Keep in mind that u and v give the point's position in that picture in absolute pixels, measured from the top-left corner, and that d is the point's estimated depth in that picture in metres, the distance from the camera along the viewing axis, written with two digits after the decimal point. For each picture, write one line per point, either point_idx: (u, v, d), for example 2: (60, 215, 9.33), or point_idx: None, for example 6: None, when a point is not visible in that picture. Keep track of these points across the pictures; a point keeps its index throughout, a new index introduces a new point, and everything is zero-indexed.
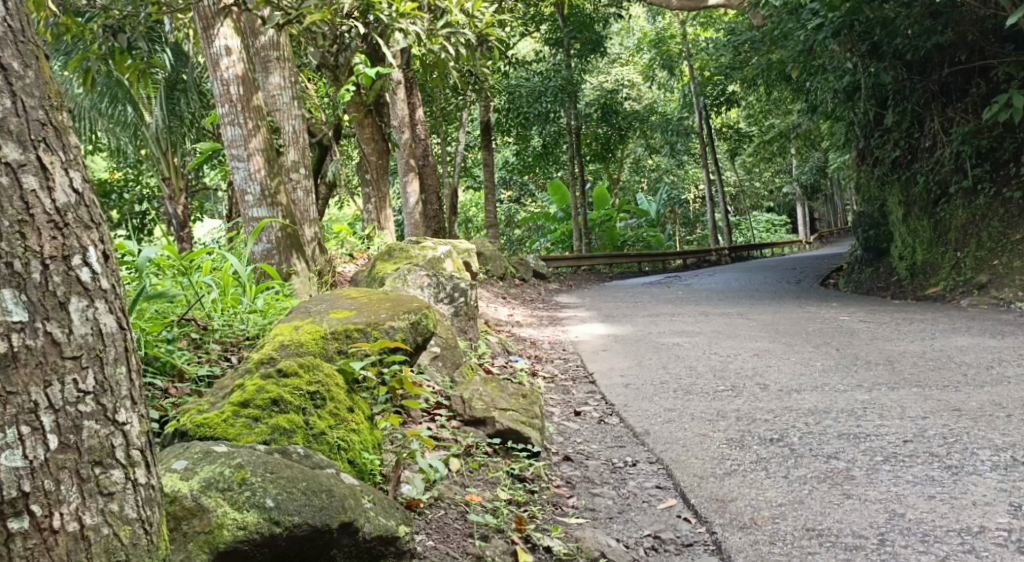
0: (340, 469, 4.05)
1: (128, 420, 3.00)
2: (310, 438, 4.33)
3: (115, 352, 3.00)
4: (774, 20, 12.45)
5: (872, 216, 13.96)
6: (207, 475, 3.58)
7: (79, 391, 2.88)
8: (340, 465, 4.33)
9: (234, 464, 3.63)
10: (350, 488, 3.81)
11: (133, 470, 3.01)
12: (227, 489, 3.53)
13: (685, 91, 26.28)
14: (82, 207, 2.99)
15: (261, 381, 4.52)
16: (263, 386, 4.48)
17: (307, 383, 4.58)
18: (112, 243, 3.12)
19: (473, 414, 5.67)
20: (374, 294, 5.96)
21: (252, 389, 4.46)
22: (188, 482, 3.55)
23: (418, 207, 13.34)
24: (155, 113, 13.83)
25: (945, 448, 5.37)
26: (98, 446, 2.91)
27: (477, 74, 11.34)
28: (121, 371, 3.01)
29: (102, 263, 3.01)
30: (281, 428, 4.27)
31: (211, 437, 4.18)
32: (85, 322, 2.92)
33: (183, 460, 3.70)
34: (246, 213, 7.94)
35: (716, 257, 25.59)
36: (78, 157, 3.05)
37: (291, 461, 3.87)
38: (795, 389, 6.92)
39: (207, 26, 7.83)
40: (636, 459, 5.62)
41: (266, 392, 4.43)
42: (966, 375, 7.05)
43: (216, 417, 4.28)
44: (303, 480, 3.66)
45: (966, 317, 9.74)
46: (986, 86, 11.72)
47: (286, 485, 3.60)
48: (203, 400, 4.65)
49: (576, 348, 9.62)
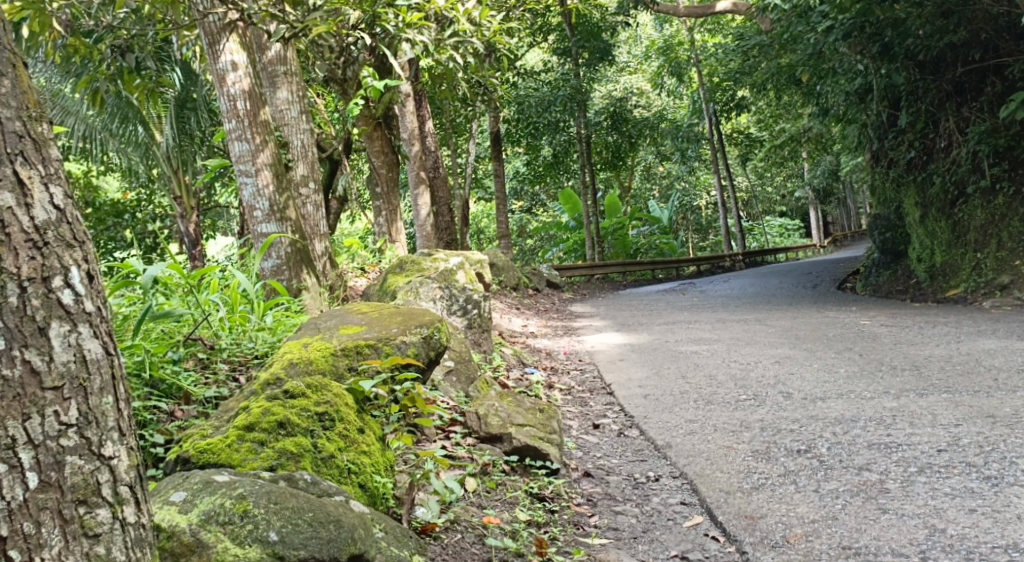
0: (349, 495, 3.94)
1: (115, 454, 2.89)
2: (319, 462, 4.20)
3: (100, 381, 2.88)
4: (783, 24, 12.26)
5: (889, 219, 13.73)
6: (207, 507, 3.44)
7: (60, 424, 2.77)
8: (350, 489, 4.19)
9: (236, 495, 3.49)
10: (361, 517, 3.74)
11: (122, 509, 2.89)
12: (228, 523, 3.39)
13: (694, 98, 26.10)
14: (65, 223, 2.88)
15: (267, 403, 4.39)
16: (269, 408, 4.34)
17: (315, 404, 4.44)
18: (98, 263, 3.01)
19: (489, 430, 5.49)
20: (385, 307, 5.81)
21: (257, 411, 4.32)
22: (187, 515, 3.41)
23: (429, 219, 13.13)
24: (165, 132, 13.75)
25: (981, 457, 5.19)
26: (83, 483, 2.79)
27: (486, 84, 11.18)
28: (108, 402, 2.89)
29: (85, 284, 2.90)
30: (288, 453, 4.14)
31: (214, 464, 4.05)
32: (68, 348, 2.81)
33: (182, 491, 3.55)
34: (255, 230, 7.83)
35: (730, 263, 25.39)
36: (61, 170, 2.94)
37: (298, 489, 3.75)
38: (820, 397, 6.73)
39: (212, 41, 7.69)
40: (659, 474, 5.45)
41: (272, 414, 4.30)
42: (998, 380, 6.84)
43: (221, 442, 4.17)
44: (309, 510, 3.55)
45: (991, 319, 9.53)
46: (1002, 85, 11.51)
47: (291, 516, 3.48)
48: (207, 423, 4.52)
49: (592, 358, 9.45)
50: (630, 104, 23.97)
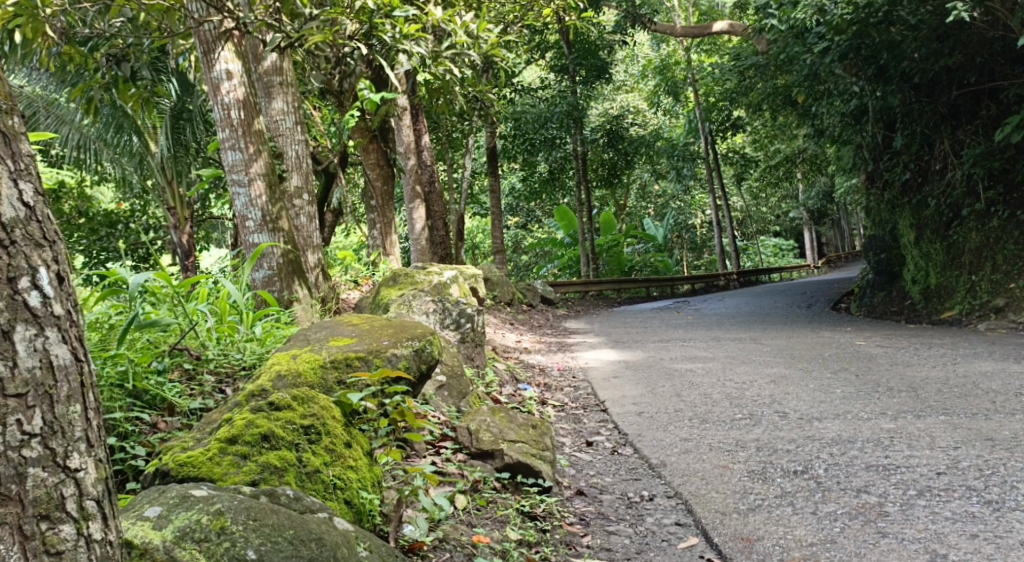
0: (332, 512, 3.88)
1: (82, 466, 2.94)
2: (303, 477, 4.11)
3: (68, 389, 2.94)
4: (780, 45, 12.24)
5: (883, 240, 13.64)
6: (182, 524, 3.38)
7: (23, 433, 2.84)
8: (334, 505, 4.10)
9: (214, 510, 3.44)
10: (345, 534, 3.68)
11: (87, 524, 2.94)
12: (204, 540, 3.34)
13: (690, 117, 26.10)
14: (34, 222, 2.94)
15: (250, 414, 4.28)
16: (253, 420, 4.24)
17: (300, 417, 4.34)
18: (72, 264, 3.07)
19: (480, 446, 5.37)
20: (376, 319, 5.70)
21: (241, 422, 4.22)
22: (161, 532, 3.35)
23: (425, 233, 13.05)
24: (160, 142, 13.66)
25: (981, 481, 5.10)
26: (45, 497, 2.85)
27: (483, 100, 11.07)
28: (75, 411, 2.95)
29: (54, 286, 2.96)
30: (271, 467, 4.06)
31: (194, 477, 3.97)
32: (34, 354, 2.88)
33: (157, 505, 3.48)
34: (247, 239, 7.73)
35: (725, 282, 25.31)
36: (32, 166, 3.01)
37: (280, 506, 3.69)
38: (816, 417, 6.63)
39: (206, 50, 7.60)
40: (654, 494, 5.35)
41: (255, 427, 4.20)
42: (995, 403, 6.75)
43: (202, 454, 4.07)
44: (290, 528, 3.50)
45: (987, 342, 9.45)
46: (996, 108, 11.50)
47: (271, 534, 3.44)
48: (189, 435, 4.41)
49: (586, 375, 9.34)
50: (627, 121, 23.88)
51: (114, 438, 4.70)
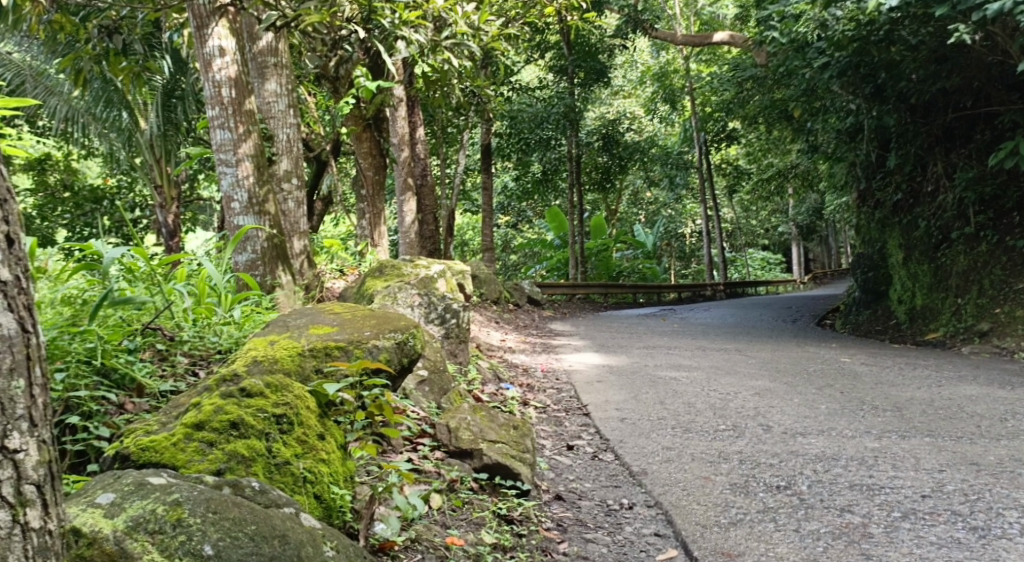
0: (300, 508, 3.78)
1: (21, 447, 3.00)
2: (271, 468, 4.01)
3: (11, 360, 3.00)
4: (780, 58, 12.05)
5: (871, 258, 13.52)
6: (136, 513, 3.33)
7: None
8: (302, 499, 3.99)
9: (171, 501, 3.38)
10: (310, 533, 3.61)
11: (23, 511, 3.00)
12: (158, 532, 3.30)
13: (686, 126, 25.97)
14: None
15: (220, 399, 4.15)
16: (222, 406, 4.11)
17: (273, 405, 4.19)
18: (23, 228, 3.13)
19: (458, 445, 5.21)
20: (359, 309, 5.54)
21: (209, 408, 4.09)
22: (112, 521, 3.31)
23: (413, 226, 12.85)
24: (150, 119, 13.37)
25: (967, 506, 5.01)
26: None
27: (480, 96, 10.93)
28: (18, 386, 3.01)
29: (3, 249, 3.02)
30: (238, 457, 3.95)
31: (156, 463, 3.86)
32: None
33: (110, 492, 3.42)
34: (231, 221, 7.56)
35: (711, 292, 25.21)
36: None
37: (244, 498, 3.61)
38: (799, 432, 6.53)
39: (200, 25, 7.41)
40: (633, 502, 5.23)
41: (224, 413, 4.07)
42: (980, 427, 6.67)
43: (166, 439, 3.96)
44: (252, 523, 3.44)
45: (971, 365, 9.36)
46: (991, 133, 11.47)
47: (230, 528, 3.39)
48: (154, 419, 4.26)
49: (570, 377, 9.21)
50: (623, 126, 23.73)
51: (78, 417, 4.56)
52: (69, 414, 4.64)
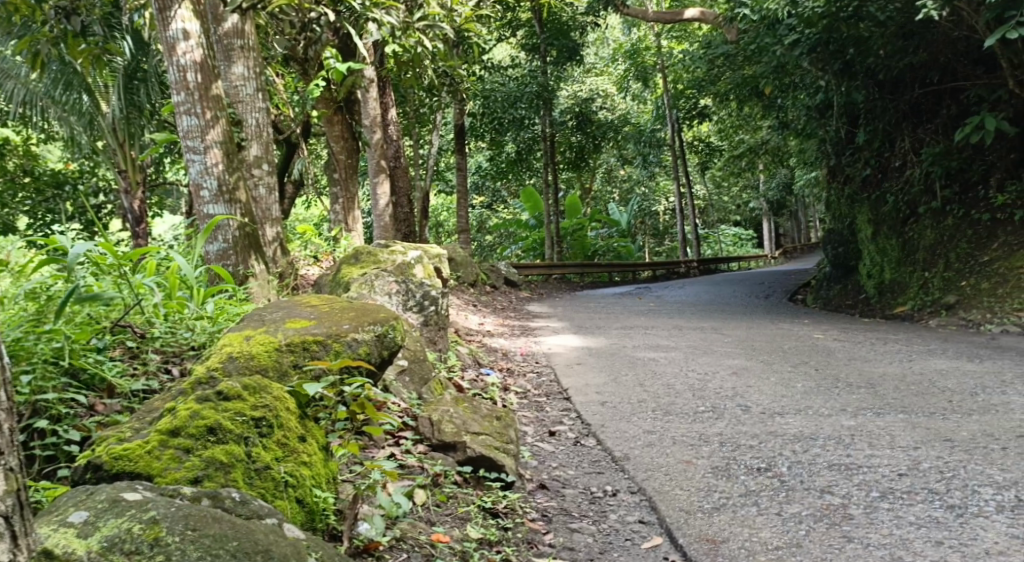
0: (282, 517, 3.72)
1: None
2: (252, 473, 3.93)
3: None
4: (751, 35, 11.99)
5: (841, 234, 13.52)
6: (110, 533, 3.27)
7: None
8: (283, 505, 3.92)
9: (148, 518, 3.31)
10: (294, 544, 3.54)
11: None
12: (135, 552, 3.23)
13: (659, 104, 25.86)
14: None
15: (195, 403, 4.05)
16: (198, 410, 4.02)
17: (251, 408, 4.10)
18: None
19: (441, 438, 5.15)
20: (336, 300, 5.45)
21: (184, 413, 4.00)
22: (86, 542, 3.24)
23: (388, 210, 12.72)
24: (111, 103, 13.13)
25: (943, 484, 5.01)
26: None
27: (453, 76, 10.81)
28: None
29: None
30: (217, 463, 3.87)
31: (131, 473, 3.77)
32: None
33: (83, 510, 3.35)
34: (201, 210, 7.42)
35: (685, 269, 25.21)
36: None
37: (222, 510, 3.55)
38: (778, 411, 6.51)
39: (162, 7, 7.23)
40: (617, 489, 5.19)
41: (201, 418, 3.98)
42: (952, 402, 6.68)
43: (140, 446, 3.87)
44: (233, 539, 3.37)
45: (939, 339, 9.39)
46: (956, 109, 11.49)
47: (211, 546, 3.31)
48: (127, 424, 4.16)
49: (549, 361, 9.15)
50: (597, 104, 23.63)
51: (46, 421, 4.47)
52: (37, 418, 4.55)
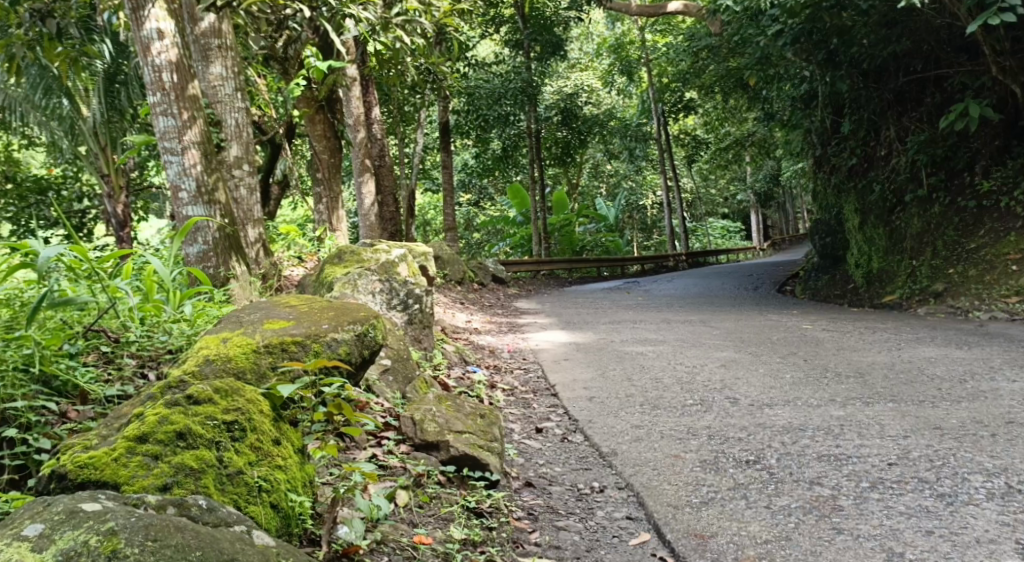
0: (253, 524, 3.66)
1: None
2: (223, 479, 3.88)
3: None
4: (734, 27, 11.94)
5: (828, 223, 13.48)
6: (66, 546, 3.21)
7: None
8: (256, 510, 3.87)
9: (105, 530, 3.25)
10: (262, 552, 3.49)
11: None
12: None
13: (643, 97, 25.77)
14: None
15: (164, 408, 4.00)
16: (167, 415, 3.96)
17: (222, 411, 4.04)
18: None
19: (424, 438, 5.07)
20: (316, 300, 5.36)
21: (153, 418, 3.94)
22: (41, 557, 3.18)
23: (373, 209, 12.58)
24: (92, 106, 12.98)
25: (933, 473, 4.96)
26: None
27: (436, 73, 10.68)
28: None
29: None
30: (186, 469, 3.83)
31: (97, 481, 3.73)
32: None
33: (39, 522, 3.28)
34: (179, 211, 7.30)
35: (673, 262, 25.15)
36: None
37: (187, 519, 3.50)
38: (766, 403, 6.46)
39: (136, 7, 7.12)
40: (604, 485, 5.12)
41: (169, 424, 3.93)
42: (942, 389, 6.64)
43: (106, 454, 3.82)
44: (197, 548, 3.33)
45: (928, 326, 9.35)
46: (940, 96, 11.46)
47: (172, 557, 3.27)
48: (94, 431, 4.11)
49: (536, 357, 9.08)
50: (581, 99, 23.53)
51: (15, 430, 4.42)
52: (5, 426, 4.51)
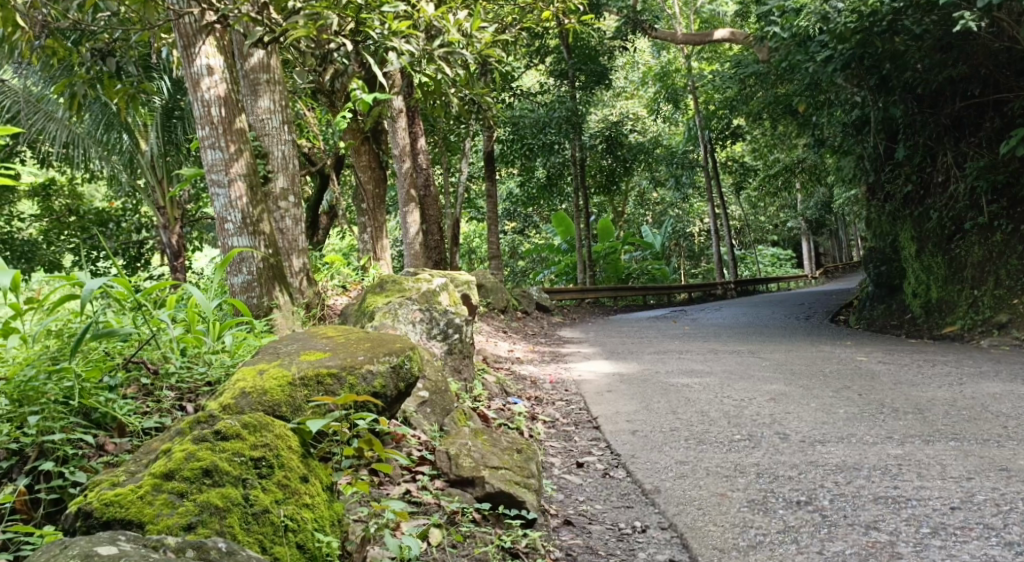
0: None
1: None
2: (249, 519, 3.85)
3: None
4: (782, 53, 11.81)
5: (883, 252, 13.18)
6: None
7: None
8: (281, 551, 3.84)
9: None
10: None
11: None
12: None
13: (690, 125, 25.56)
14: None
15: (191, 444, 3.99)
16: (194, 451, 3.96)
17: (250, 448, 4.02)
18: None
19: (459, 473, 4.98)
20: (353, 330, 5.32)
21: (180, 455, 3.94)
22: None
23: (418, 238, 12.54)
24: (150, 140, 13.12)
25: (999, 519, 4.76)
26: None
27: (480, 103, 10.61)
28: None
29: None
30: (212, 508, 3.81)
31: (123, 519, 3.73)
32: None
33: None
34: (225, 241, 7.36)
35: (722, 291, 24.80)
36: None
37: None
38: (818, 440, 6.28)
39: (187, 44, 7.20)
40: (646, 525, 4.99)
41: (196, 460, 3.92)
42: (1007, 428, 6.39)
43: (133, 492, 3.82)
44: None
45: (992, 360, 9.05)
46: (1001, 120, 11.08)
47: None
48: (123, 468, 4.11)
49: (580, 388, 8.94)
50: (627, 127, 23.41)
51: (52, 464, 4.46)
52: (43, 460, 4.55)
